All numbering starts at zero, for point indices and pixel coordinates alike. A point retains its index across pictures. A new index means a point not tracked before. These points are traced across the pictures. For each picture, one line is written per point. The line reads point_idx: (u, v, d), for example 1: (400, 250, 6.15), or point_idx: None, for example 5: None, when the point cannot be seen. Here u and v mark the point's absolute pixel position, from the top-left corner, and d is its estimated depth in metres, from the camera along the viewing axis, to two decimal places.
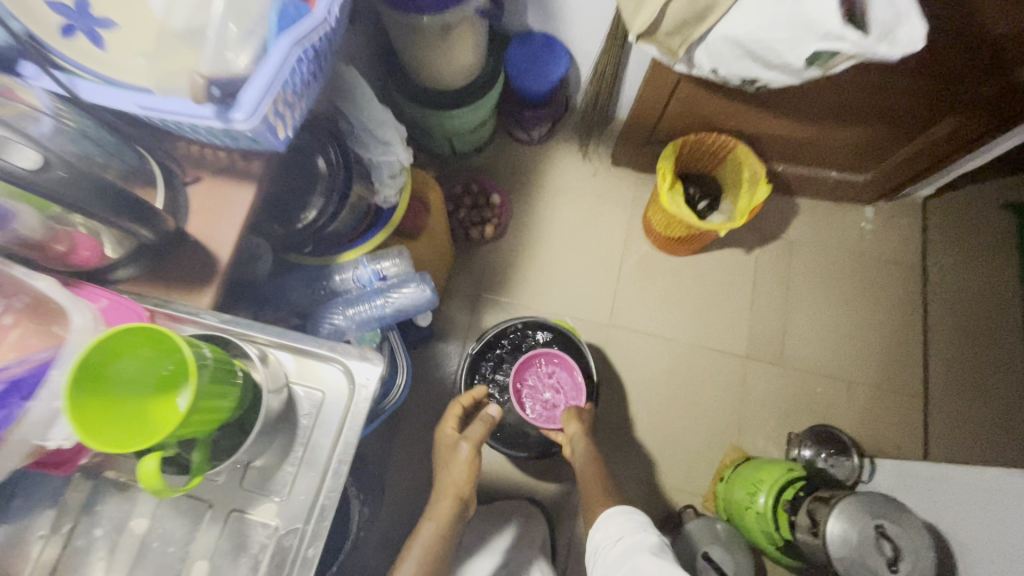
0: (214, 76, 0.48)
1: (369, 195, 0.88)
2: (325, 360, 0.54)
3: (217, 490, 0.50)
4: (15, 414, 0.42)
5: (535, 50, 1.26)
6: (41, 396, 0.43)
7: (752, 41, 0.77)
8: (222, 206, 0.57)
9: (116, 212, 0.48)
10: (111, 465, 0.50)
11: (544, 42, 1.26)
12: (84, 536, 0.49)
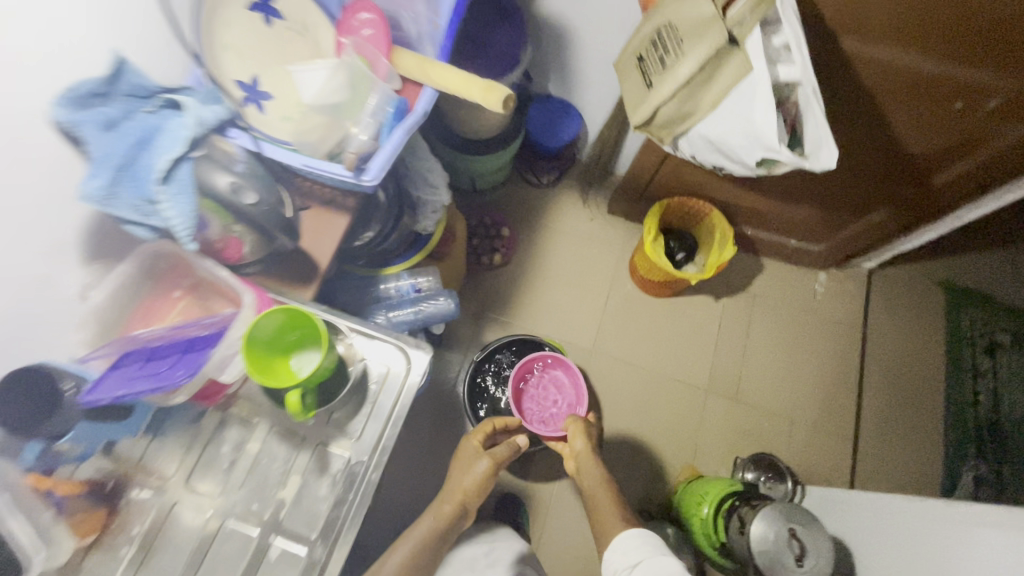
0: (359, 153, 0.71)
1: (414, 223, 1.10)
2: (390, 346, 0.76)
3: (309, 428, 0.71)
4: (202, 359, 0.62)
5: (553, 112, 1.52)
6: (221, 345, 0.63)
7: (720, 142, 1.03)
8: (324, 226, 0.79)
9: (274, 226, 0.68)
10: (236, 403, 0.72)
11: (561, 107, 1.52)
12: (214, 449, 0.70)
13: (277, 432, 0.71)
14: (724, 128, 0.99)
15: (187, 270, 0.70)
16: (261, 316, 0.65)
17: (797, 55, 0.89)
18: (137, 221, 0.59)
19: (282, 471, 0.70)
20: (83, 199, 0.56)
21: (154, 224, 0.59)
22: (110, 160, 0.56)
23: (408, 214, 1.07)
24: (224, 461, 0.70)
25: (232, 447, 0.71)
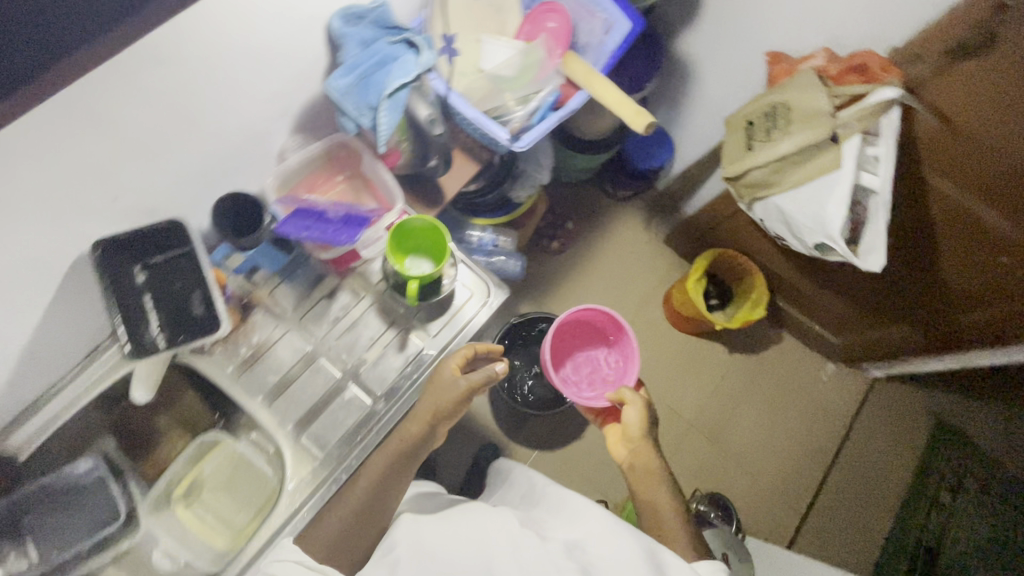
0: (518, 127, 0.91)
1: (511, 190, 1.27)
2: (479, 277, 0.91)
3: (400, 316, 0.89)
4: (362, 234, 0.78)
5: (650, 138, 1.67)
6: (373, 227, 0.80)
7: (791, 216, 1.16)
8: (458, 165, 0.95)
9: (437, 154, 0.83)
10: (351, 276, 0.90)
11: (659, 136, 1.67)
12: (324, 305, 0.88)
13: (376, 308, 0.89)
14: (799, 206, 1.13)
15: (355, 161, 0.88)
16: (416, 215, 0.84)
17: (884, 170, 1.02)
18: (352, 118, 0.76)
19: (372, 338, 0.88)
20: (329, 93, 0.74)
21: (366, 127, 0.76)
22: (355, 71, 0.73)
23: (512, 182, 1.24)
24: (331, 315, 0.88)
25: (341, 307, 0.89)
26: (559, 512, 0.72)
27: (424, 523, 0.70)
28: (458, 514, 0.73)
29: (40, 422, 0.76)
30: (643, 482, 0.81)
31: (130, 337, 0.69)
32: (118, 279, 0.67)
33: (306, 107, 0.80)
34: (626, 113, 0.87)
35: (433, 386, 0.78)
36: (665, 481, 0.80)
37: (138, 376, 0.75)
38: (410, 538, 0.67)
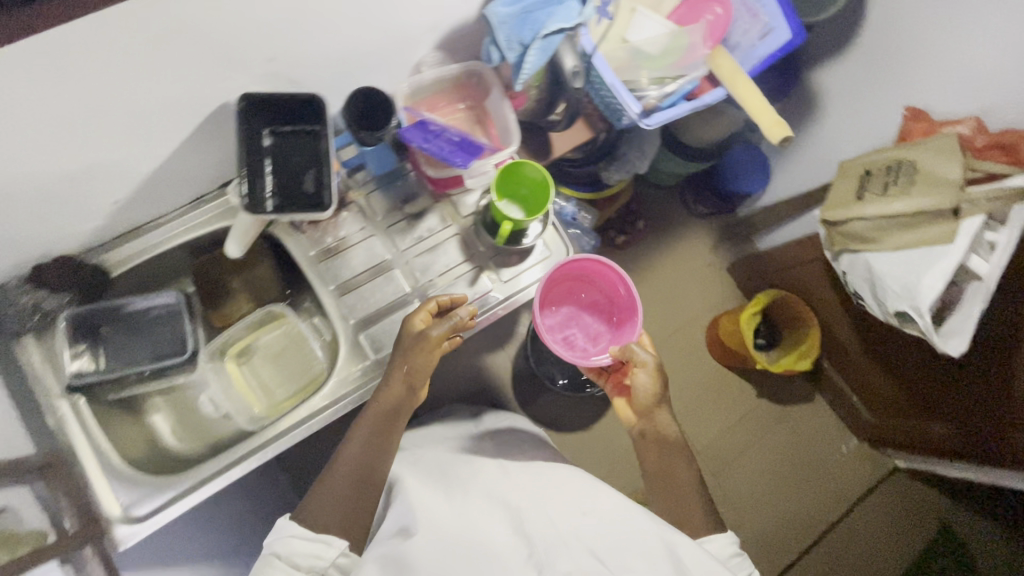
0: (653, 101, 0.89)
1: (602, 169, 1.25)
2: (560, 240, 0.92)
3: (478, 253, 0.91)
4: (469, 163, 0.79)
5: (751, 161, 1.59)
6: (484, 160, 0.82)
7: (876, 277, 1.01)
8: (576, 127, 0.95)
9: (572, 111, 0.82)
10: (445, 202, 0.92)
11: (760, 162, 1.59)
12: (411, 220, 0.91)
13: (460, 240, 0.91)
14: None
15: (482, 94, 0.89)
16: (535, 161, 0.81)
17: (997, 257, 0.89)
18: (501, 51, 0.75)
19: (448, 265, 0.90)
20: (488, 17, 0.73)
21: (512, 61, 0.76)
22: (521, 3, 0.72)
23: (606, 164, 1.22)
24: (415, 233, 0.90)
25: (427, 229, 0.91)
26: (551, 478, 0.76)
27: (428, 491, 0.75)
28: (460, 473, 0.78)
29: (141, 249, 0.81)
30: (654, 454, 0.79)
31: (247, 191, 0.72)
32: (250, 138, 0.71)
33: (461, 28, 0.81)
34: (767, 122, 0.85)
35: (405, 346, 0.76)
36: (678, 453, 0.79)
37: (237, 226, 0.78)
38: (418, 513, 0.71)
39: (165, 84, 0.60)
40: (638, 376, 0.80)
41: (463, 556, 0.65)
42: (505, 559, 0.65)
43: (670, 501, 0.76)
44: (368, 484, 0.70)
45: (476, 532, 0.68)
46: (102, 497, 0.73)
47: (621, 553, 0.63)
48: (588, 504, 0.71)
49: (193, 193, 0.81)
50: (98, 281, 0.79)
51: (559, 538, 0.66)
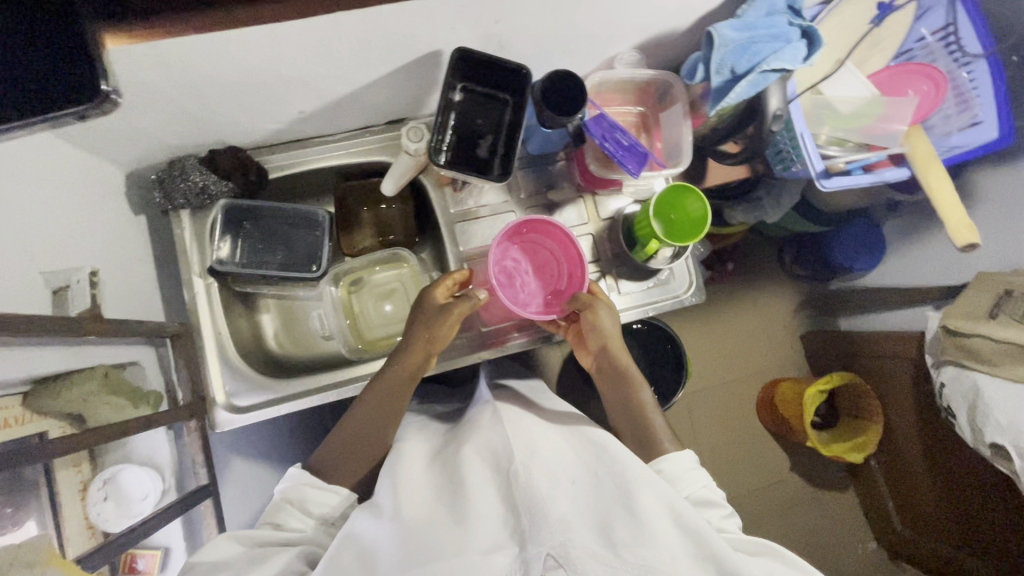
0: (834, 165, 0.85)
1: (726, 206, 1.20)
2: (688, 270, 0.93)
3: (607, 260, 0.90)
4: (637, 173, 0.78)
5: (866, 238, 1.52)
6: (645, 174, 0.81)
7: None
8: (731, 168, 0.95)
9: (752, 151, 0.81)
10: (586, 199, 0.91)
11: (872, 243, 1.52)
12: (550, 207, 0.90)
13: (591, 240, 0.91)
14: (998, 397, 1.05)
15: (660, 105, 0.87)
16: (702, 195, 0.80)
17: None
18: (710, 74, 0.73)
19: None
20: (711, 35, 0.71)
21: (716, 85, 0.74)
22: (749, 31, 0.70)
23: (733, 202, 1.17)
24: (550, 222, 0.90)
25: (562, 221, 0.90)
26: (531, 438, 0.68)
27: (404, 470, 0.68)
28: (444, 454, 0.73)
29: (302, 160, 0.84)
30: (614, 392, 0.81)
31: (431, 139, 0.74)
32: (446, 91, 0.71)
33: (670, 35, 0.79)
34: (957, 224, 0.82)
35: (421, 318, 0.74)
36: (630, 377, 0.79)
37: (398, 162, 0.79)
38: (393, 493, 0.63)
39: (404, 24, 0.61)
40: (601, 316, 0.77)
41: (437, 535, 0.55)
42: (485, 534, 0.55)
43: (633, 440, 0.77)
44: (370, 434, 0.73)
45: (455, 505, 0.60)
46: (211, 379, 0.78)
47: (609, 523, 0.56)
48: (570, 468, 0.64)
49: (365, 122, 0.83)
50: (257, 180, 0.80)
51: (543, 493, 0.57)
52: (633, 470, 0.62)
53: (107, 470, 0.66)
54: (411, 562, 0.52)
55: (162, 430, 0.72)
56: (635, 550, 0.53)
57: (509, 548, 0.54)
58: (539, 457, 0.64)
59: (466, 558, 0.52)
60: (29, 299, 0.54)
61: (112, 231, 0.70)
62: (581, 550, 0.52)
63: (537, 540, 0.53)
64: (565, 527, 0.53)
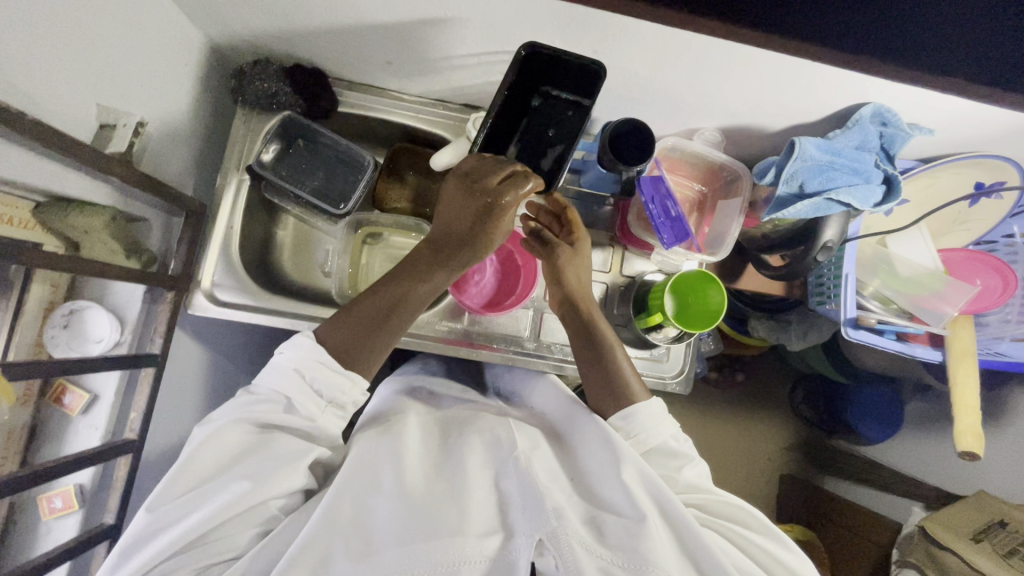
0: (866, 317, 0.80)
1: (753, 317, 1.16)
2: (684, 357, 0.90)
3: (609, 313, 0.89)
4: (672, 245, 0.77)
5: (885, 410, 1.43)
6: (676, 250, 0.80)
7: None
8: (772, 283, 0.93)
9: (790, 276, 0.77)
10: (617, 250, 0.90)
11: (888, 416, 1.42)
12: None
13: (603, 289, 0.89)
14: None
15: (722, 193, 0.86)
16: (724, 289, 0.79)
17: None
18: (775, 181, 0.71)
19: None
20: (794, 144, 0.69)
21: (779, 193, 0.72)
22: (832, 156, 0.68)
23: (761, 315, 1.14)
24: None
25: None
26: (536, 437, 0.71)
27: (409, 432, 0.69)
28: (450, 424, 0.74)
29: (372, 106, 0.87)
30: (584, 357, 0.74)
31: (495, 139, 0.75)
32: (523, 92, 0.72)
33: (757, 131, 0.79)
34: (965, 427, 0.79)
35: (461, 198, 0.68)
36: (603, 341, 0.74)
37: (456, 143, 0.82)
38: (390, 456, 0.63)
39: (509, 20, 0.63)
40: (566, 268, 0.78)
41: (439, 510, 0.58)
42: (481, 519, 0.59)
43: (608, 398, 0.72)
44: (385, 326, 0.67)
45: (450, 481, 0.63)
46: (205, 264, 0.80)
47: (597, 519, 0.60)
48: (566, 469, 0.67)
49: (444, 95, 0.86)
50: (325, 106, 0.83)
51: (540, 483, 0.61)
52: (626, 452, 0.65)
53: (73, 304, 0.70)
54: (410, 538, 0.55)
55: (142, 287, 0.74)
56: (621, 538, 0.58)
57: (500, 535, 0.58)
58: (538, 453, 0.67)
59: (467, 541, 0.56)
60: (77, 123, 0.58)
61: (178, 98, 0.73)
62: (571, 534, 0.56)
63: (525, 530, 0.57)
64: (554, 513, 0.57)
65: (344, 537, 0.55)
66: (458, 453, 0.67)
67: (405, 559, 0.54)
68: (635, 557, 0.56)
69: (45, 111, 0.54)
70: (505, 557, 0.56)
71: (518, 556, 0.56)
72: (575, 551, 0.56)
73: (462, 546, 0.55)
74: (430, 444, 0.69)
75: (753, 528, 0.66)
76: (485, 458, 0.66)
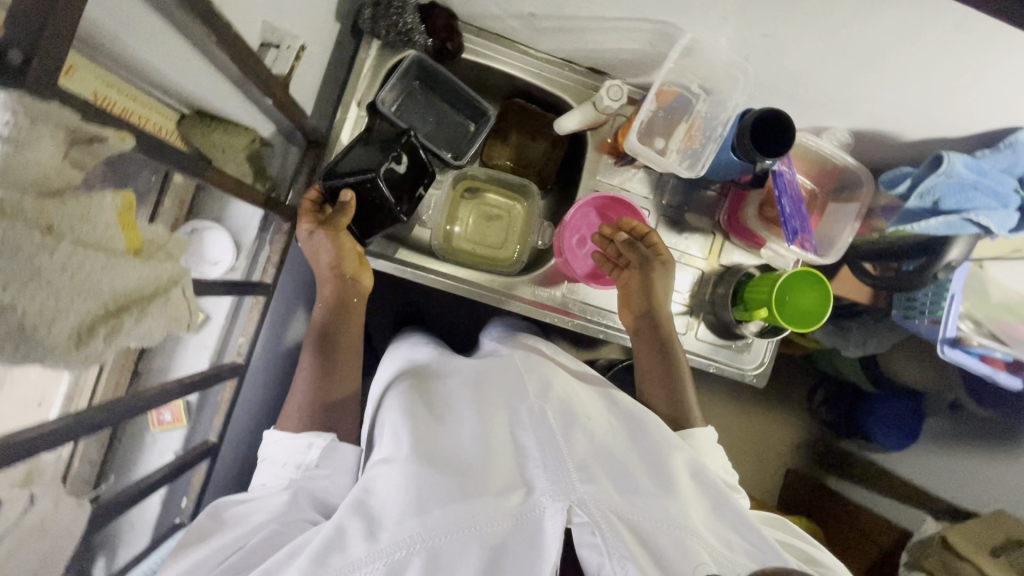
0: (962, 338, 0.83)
1: None
2: (764, 351, 0.92)
3: (700, 300, 0.90)
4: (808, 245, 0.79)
5: (904, 418, 1.30)
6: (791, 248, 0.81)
7: None
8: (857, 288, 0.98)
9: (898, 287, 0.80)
10: (717, 239, 0.90)
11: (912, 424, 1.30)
12: (681, 228, 0.89)
13: (698, 276, 0.90)
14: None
15: (836, 194, 0.85)
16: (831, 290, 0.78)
17: None
18: (910, 194, 0.71)
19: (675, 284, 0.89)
20: (941, 159, 0.68)
21: (909, 206, 0.72)
22: (979, 176, 0.68)
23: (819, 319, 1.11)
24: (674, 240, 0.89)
25: (685, 246, 0.89)
26: (547, 374, 0.65)
27: (404, 393, 0.64)
28: (453, 371, 0.70)
29: (495, 56, 0.83)
30: (653, 363, 0.76)
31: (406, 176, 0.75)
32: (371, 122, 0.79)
33: (892, 139, 0.78)
34: None
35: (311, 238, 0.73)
36: (675, 356, 0.76)
37: (583, 109, 0.79)
38: (399, 420, 0.58)
39: None
40: (657, 281, 0.78)
41: (455, 474, 0.52)
42: (500, 475, 0.52)
43: (665, 411, 0.73)
44: (337, 394, 0.68)
45: (456, 439, 0.57)
46: None
47: (624, 476, 0.54)
48: (586, 411, 0.60)
49: (574, 57, 0.83)
50: (453, 51, 0.80)
51: (560, 436, 0.55)
52: (666, 437, 0.60)
53: (194, 224, 0.69)
54: (427, 503, 0.49)
55: (260, 212, 0.73)
56: (649, 499, 0.52)
57: (522, 490, 0.51)
58: (552, 393, 0.61)
59: (488, 501, 0.49)
60: (248, 35, 0.56)
61: (319, 22, 0.70)
62: (603, 497, 0.50)
63: (551, 490, 0.50)
64: (580, 473, 0.51)
65: (361, 516, 0.50)
66: (457, 409, 0.62)
67: (427, 526, 0.47)
68: (671, 522, 0.51)
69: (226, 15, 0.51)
70: (529, 517, 0.49)
71: (545, 514, 0.49)
72: (610, 518, 0.49)
73: (483, 507, 0.49)
74: (427, 400, 0.64)
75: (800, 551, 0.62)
76: (498, 404, 0.61)
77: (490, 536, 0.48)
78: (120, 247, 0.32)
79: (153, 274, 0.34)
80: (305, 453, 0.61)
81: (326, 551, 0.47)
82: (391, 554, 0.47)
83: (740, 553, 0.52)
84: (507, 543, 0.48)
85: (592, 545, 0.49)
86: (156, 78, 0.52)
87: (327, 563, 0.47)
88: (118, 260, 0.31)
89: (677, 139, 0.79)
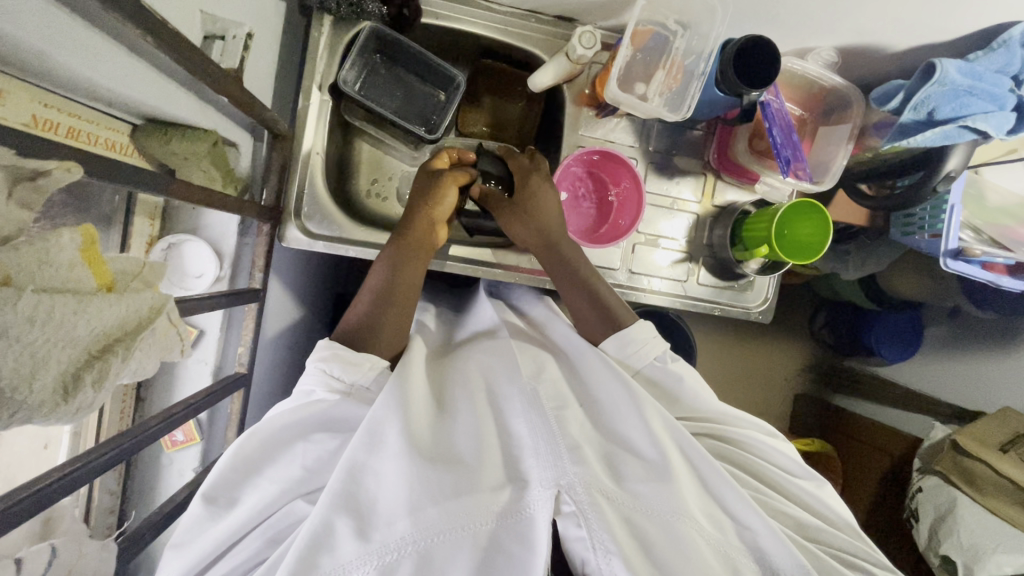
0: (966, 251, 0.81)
1: None
2: (767, 285, 0.91)
3: (699, 244, 0.88)
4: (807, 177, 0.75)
5: (900, 327, 1.29)
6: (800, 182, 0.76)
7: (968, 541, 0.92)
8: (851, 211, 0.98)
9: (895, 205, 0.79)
10: (709, 179, 0.88)
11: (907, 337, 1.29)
12: (671, 174, 0.86)
13: (693, 220, 0.88)
14: (971, 524, 0.93)
15: (826, 117, 0.82)
16: (828, 217, 0.75)
17: None
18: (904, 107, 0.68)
19: (671, 231, 0.87)
20: (934, 67, 0.65)
21: (904, 120, 0.69)
22: (973, 80, 0.65)
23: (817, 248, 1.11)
24: (665, 186, 0.86)
25: (677, 191, 0.87)
26: (541, 361, 0.66)
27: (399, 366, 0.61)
28: (446, 365, 0.67)
29: (456, 15, 0.78)
30: (574, 292, 0.72)
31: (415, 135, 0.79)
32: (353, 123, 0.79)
33: (880, 52, 0.74)
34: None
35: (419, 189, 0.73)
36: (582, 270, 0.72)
37: (555, 62, 0.75)
38: (388, 404, 0.54)
39: None
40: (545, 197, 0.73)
41: (449, 471, 0.51)
42: (491, 469, 0.52)
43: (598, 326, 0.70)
44: (398, 297, 0.66)
45: (451, 433, 0.56)
46: (293, 192, 0.75)
47: (613, 460, 0.55)
48: (574, 397, 0.61)
49: (539, 6, 0.78)
50: (412, 17, 0.75)
51: (551, 420, 0.55)
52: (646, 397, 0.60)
53: (167, 239, 0.66)
54: (420, 502, 0.48)
55: (236, 217, 0.69)
56: (642, 484, 0.53)
57: (512, 486, 0.51)
58: (546, 378, 0.62)
59: (480, 498, 0.49)
60: (186, 28, 0.52)
61: (263, 5, 0.65)
62: (591, 483, 0.51)
63: (541, 480, 0.50)
64: (571, 457, 0.52)
65: (349, 513, 0.48)
66: (456, 401, 0.60)
67: (419, 527, 0.47)
68: (662, 506, 0.52)
69: (159, 11, 0.47)
70: (519, 512, 0.49)
71: (534, 510, 0.49)
72: (597, 505, 0.50)
73: (475, 503, 0.49)
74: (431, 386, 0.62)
75: (784, 465, 0.63)
76: (491, 394, 0.61)
77: (480, 535, 0.48)
78: (89, 285, 0.32)
79: (132, 307, 0.34)
80: (363, 372, 0.58)
81: (313, 552, 0.47)
82: (382, 556, 0.46)
83: (730, 532, 0.54)
84: (497, 542, 0.49)
85: (578, 536, 0.51)
86: (99, 92, 0.48)
87: (317, 562, 0.46)
88: (90, 300, 0.31)
89: (658, 82, 0.75)
